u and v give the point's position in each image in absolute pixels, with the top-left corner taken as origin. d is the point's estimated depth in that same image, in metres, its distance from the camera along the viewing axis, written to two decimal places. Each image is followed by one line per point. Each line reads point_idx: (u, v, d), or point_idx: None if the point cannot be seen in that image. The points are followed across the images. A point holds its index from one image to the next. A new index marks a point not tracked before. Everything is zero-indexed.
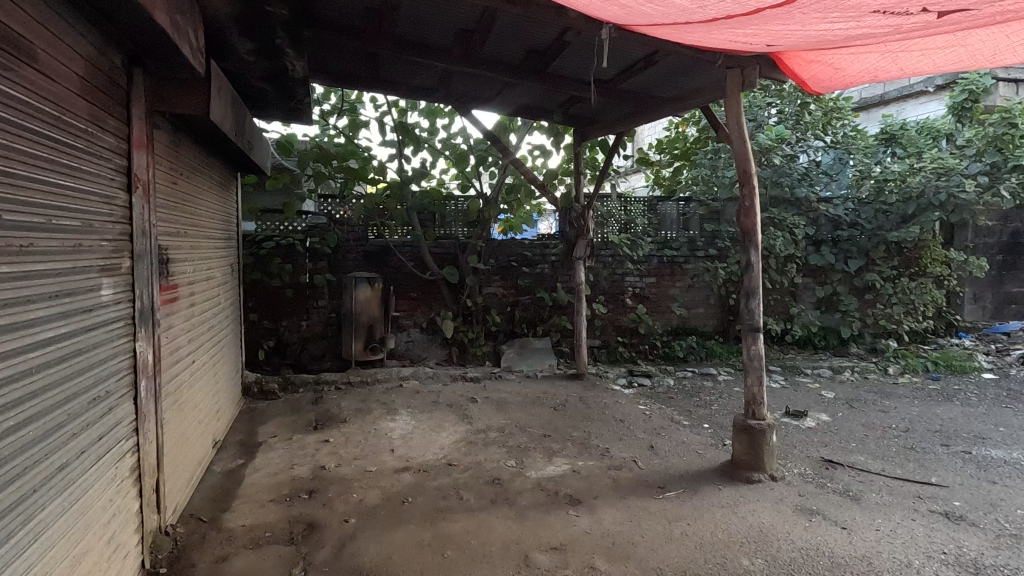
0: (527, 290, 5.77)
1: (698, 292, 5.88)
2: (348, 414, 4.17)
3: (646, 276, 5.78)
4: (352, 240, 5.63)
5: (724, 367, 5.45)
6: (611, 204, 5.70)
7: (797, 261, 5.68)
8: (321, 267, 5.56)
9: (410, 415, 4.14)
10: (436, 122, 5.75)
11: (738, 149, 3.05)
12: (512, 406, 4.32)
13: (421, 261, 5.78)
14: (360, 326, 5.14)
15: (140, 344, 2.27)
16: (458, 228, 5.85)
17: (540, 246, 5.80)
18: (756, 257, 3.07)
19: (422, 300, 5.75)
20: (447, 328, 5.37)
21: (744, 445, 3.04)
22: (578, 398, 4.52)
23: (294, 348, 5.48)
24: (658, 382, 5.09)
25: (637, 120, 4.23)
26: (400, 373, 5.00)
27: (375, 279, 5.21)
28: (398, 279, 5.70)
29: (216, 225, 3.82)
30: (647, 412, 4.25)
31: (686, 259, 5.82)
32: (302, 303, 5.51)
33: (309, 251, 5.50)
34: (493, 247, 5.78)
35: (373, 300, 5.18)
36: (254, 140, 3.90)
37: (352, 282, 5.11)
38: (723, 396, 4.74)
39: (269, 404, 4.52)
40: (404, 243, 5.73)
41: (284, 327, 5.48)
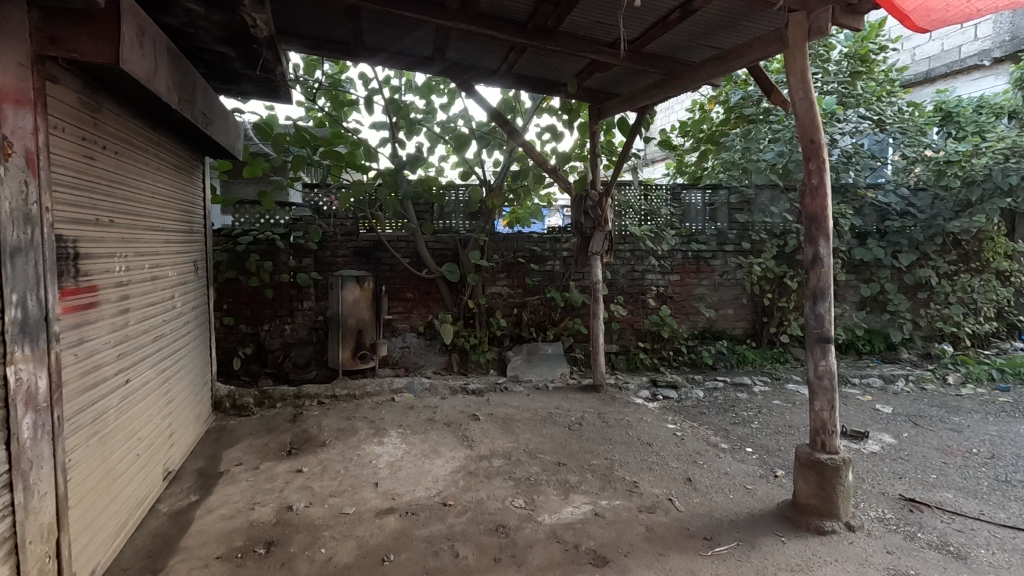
0: (535, 289, 5.17)
1: (727, 291, 5.25)
2: (328, 435, 3.58)
3: (669, 273, 5.17)
4: (340, 234, 5.07)
5: (758, 376, 4.83)
6: (630, 192, 5.09)
7: (841, 256, 5.03)
8: (305, 265, 5.00)
9: (401, 436, 3.56)
10: (433, 102, 5.14)
11: (804, 114, 2.41)
12: (520, 425, 3.73)
13: (417, 258, 5.21)
14: (348, 330, 4.56)
15: (19, 369, 1.69)
16: (459, 220, 5.26)
17: (551, 240, 5.18)
18: (826, 249, 2.43)
19: (419, 301, 5.17)
20: (446, 333, 4.72)
21: (811, 485, 2.42)
22: (596, 415, 3.90)
23: (275, 355, 4.91)
24: (686, 395, 4.47)
25: (666, 90, 3.60)
26: (392, 386, 4.38)
27: (365, 277, 4.61)
28: (392, 278, 5.13)
29: (171, 215, 3.22)
30: (678, 433, 3.63)
31: (714, 255, 5.19)
32: (285, 305, 4.97)
33: (293, 248, 4.96)
34: (498, 242, 5.13)
35: (362, 302, 4.59)
36: (216, 115, 3.31)
37: (338, 281, 4.52)
38: (763, 411, 4.12)
39: (240, 422, 3.94)
40: (398, 239, 5.17)
41: (265, 331, 4.94)
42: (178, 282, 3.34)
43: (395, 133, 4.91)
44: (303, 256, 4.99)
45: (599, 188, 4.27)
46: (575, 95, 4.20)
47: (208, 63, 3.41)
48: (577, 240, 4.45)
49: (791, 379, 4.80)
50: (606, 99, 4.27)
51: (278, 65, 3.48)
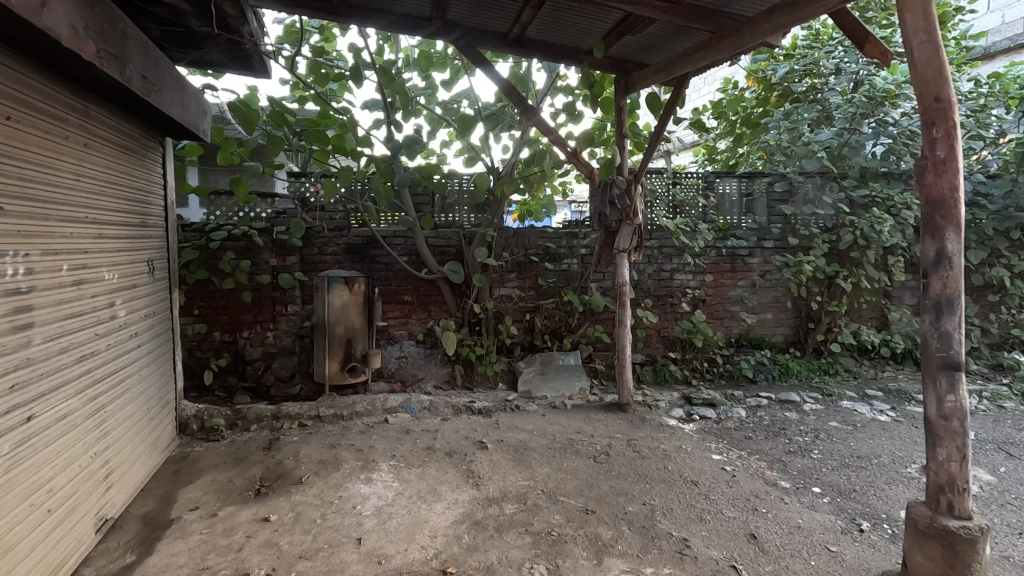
0: (550, 292, 4.56)
1: (767, 293, 4.64)
2: (306, 469, 2.98)
3: (702, 273, 4.57)
4: (329, 230, 4.50)
5: (806, 392, 4.21)
6: (659, 181, 4.50)
7: (901, 253, 4.40)
8: (289, 264, 4.44)
9: (394, 470, 2.96)
10: (434, 79, 4.53)
11: (925, 61, 1.79)
12: (536, 456, 3.12)
13: (416, 257, 4.64)
14: (336, 339, 3.98)
15: None
16: (463, 213, 4.67)
17: (568, 236, 4.57)
18: (956, 243, 1.80)
19: (418, 304, 4.59)
20: (447, 343, 4.09)
21: (935, 562, 1.80)
22: (626, 442, 3.29)
23: (254, 366, 4.35)
24: (726, 416, 3.86)
25: (711, 54, 2.98)
26: (385, 405, 3.79)
27: (356, 278, 4.01)
28: (388, 279, 4.55)
29: (110, 203, 2.63)
30: (727, 466, 3.02)
31: (751, 252, 4.58)
32: (266, 309, 4.40)
33: (276, 246, 4.39)
34: (508, 239, 4.53)
35: (351, 307, 4.00)
36: (166, 82, 2.71)
37: (324, 282, 3.93)
38: (821, 437, 3.49)
39: (207, 450, 3.35)
40: (394, 234, 4.59)
41: (244, 339, 4.38)
42: (123, 287, 2.76)
43: (390, 114, 4.32)
44: (287, 254, 4.42)
45: (626, 174, 3.65)
46: (599, 64, 3.58)
47: (158, 18, 2.81)
48: (599, 236, 3.83)
49: (844, 395, 4.17)
50: (635, 69, 3.65)
51: (244, 23, 2.87)
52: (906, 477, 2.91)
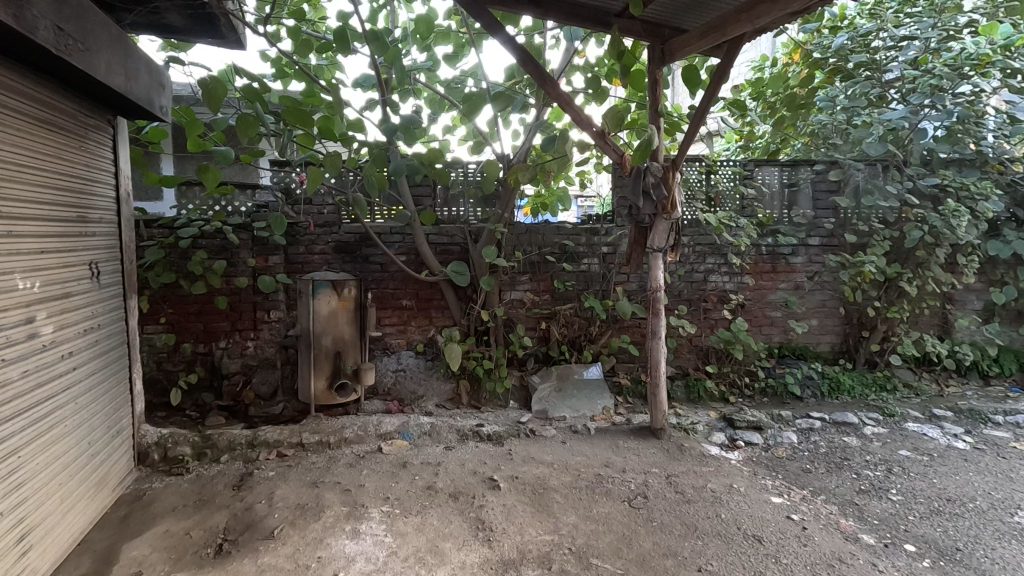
0: (567, 296, 4.02)
1: (812, 296, 4.13)
2: (280, 516, 2.45)
3: (740, 274, 4.08)
4: (317, 226, 4.00)
5: (863, 411, 3.67)
6: (692, 171, 3.99)
7: (970, 251, 3.85)
8: (273, 265, 3.95)
9: (386, 519, 2.43)
10: (437, 53, 3.96)
11: None
12: (559, 499, 2.58)
13: (416, 257, 4.12)
14: (323, 352, 3.45)
15: None
16: (468, 206, 4.15)
17: (587, 232, 4.03)
18: None
19: (418, 311, 4.08)
20: (451, 358, 3.55)
21: None
22: (665, 480, 2.76)
23: (231, 381, 3.83)
24: (776, 443, 3.33)
25: (775, 11, 2.42)
26: (380, 430, 3.26)
27: (346, 280, 3.47)
28: (384, 281, 4.05)
29: (29, 193, 2.10)
30: (793, 513, 2.48)
31: (794, 250, 4.09)
32: (246, 316, 3.90)
33: (256, 244, 3.89)
34: (519, 236, 3.99)
35: (340, 315, 3.47)
36: (98, 42, 2.17)
37: (309, 286, 3.39)
38: (896, 471, 2.94)
39: (166, 487, 2.83)
40: (390, 231, 4.07)
41: (221, 349, 3.88)
42: (48, 298, 2.22)
43: (384, 92, 3.75)
44: (270, 254, 3.92)
45: (661, 160, 3.10)
46: (630, 28, 3.02)
47: None
48: (630, 232, 3.24)
49: (908, 415, 3.62)
50: (673, 35, 3.10)
51: None
52: (1017, 530, 2.36)
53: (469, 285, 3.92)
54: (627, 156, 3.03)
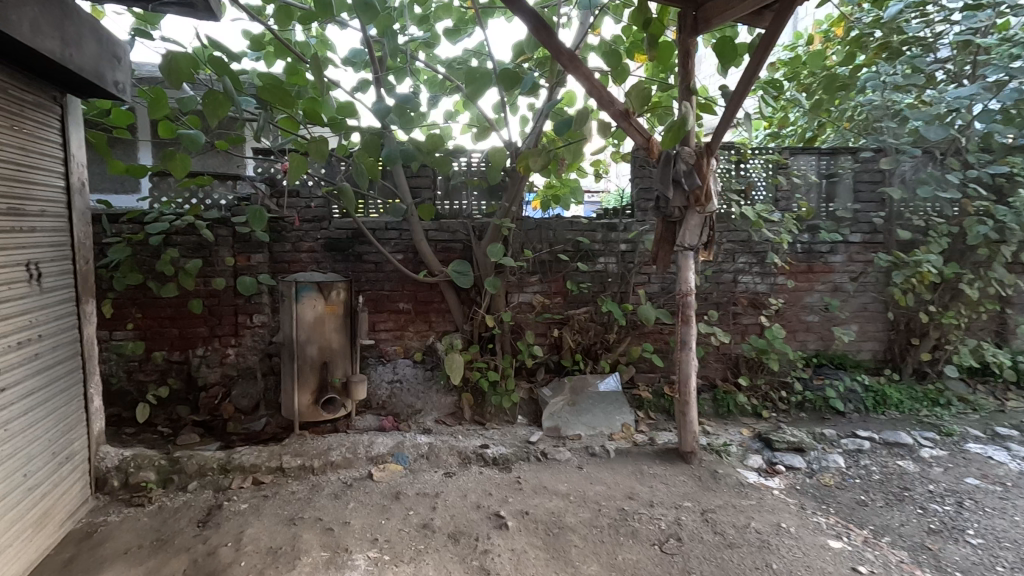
0: (581, 299, 3.63)
1: (852, 299, 3.74)
2: (246, 564, 2.06)
3: (774, 275, 3.69)
4: (303, 221, 3.64)
5: (917, 430, 3.25)
6: (720, 160, 3.60)
7: None
8: (256, 264, 3.59)
9: (372, 568, 2.03)
10: (437, 29, 3.56)
11: None
12: (576, 542, 2.18)
13: (414, 256, 3.74)
14: (309, 364, 3.07)
15: None
16: (471, 199, 3.79)
17: (604, 228, 3.63)
18: None
19: (417, 314, 3.72)
20: (452, 370, 3.15)
21: None
22: (702, 518, 2.35)
23: (209, 393, 3.47)
24: (821, 468, 2.91)
25: None
26: (371, 453, 2.87)
27: (334, 282, 3.08)
28: (379, 283, 3.69)
29: None
30: (860, 563, 2.06)
31: (833, 248, 3.70)
32: (227, 320, 3.55)
33: (238, 241, 3.54)
34: (527, 232, 3.61)
35: (328, 322, 3.08)
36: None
37: (292, 290, 2.99)
38: (969, 505, 2.52)
39: (122, 522, 2.44)
40: (385, 227, 3.69)
41: (199, 357, 3.52)
42: None
43: (378, 71, 3.34)
44: (252, 252, 3.57)
45: (694, 145, 2.69)
46: None
47: None
48: (657, 227, 2.84)
49: (969, 435, 3.20)
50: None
51: None
52: None
53: (472, 286, 3.53)
54: (656, 140, 2.67)
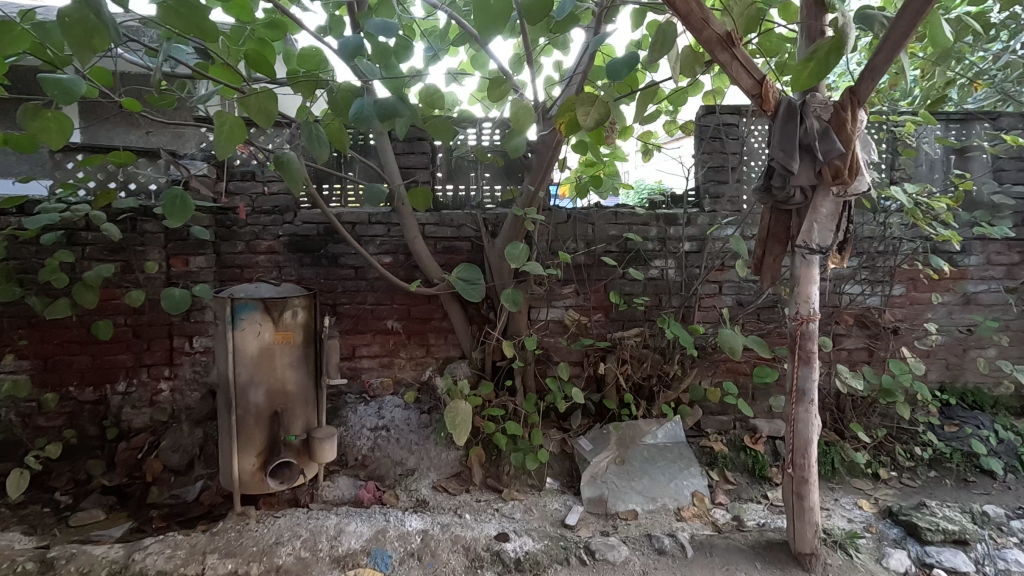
0: (629, 317, 2.72)
1: (993, 316, 2.78)
2: None
3: (889, 283, 2.73)
4: (256, 212, 2.80)
5: None
6: None
7: None
8: (198, 269, 2.75)
9: None
10: None
11: None
12: None
13: (406, 259, 2.85)
14: (255, 415, 2.17)
15: None
16: (482, 183, 2.90)
17: (659, 221, 2.72)
18: None
19: (411, 336, 2.86)
20: (454, 428, 2.17)
21: None
22: None
23: (131, 444, 2.59)
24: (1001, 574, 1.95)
25: None
26: (337, 552, 1.96)
27: (289, 299, 2.17)
28: (361, 294, 2.84)
29: None
30: None
31: (968, 247, 2.75)
32: (158, 345, 2.69)
33: (171, 238, 2.70)
34: (556, 226, 2.70)
35: (281, 354, 2.18)
36: None
37: (226, 310, 2.09)
38: None
39: None
40: (367, 220, 2.83)
41: (120, 396, 2.66)
42: None
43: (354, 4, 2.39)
44: (193, 253, 2.73)
45: (826, 95, 1.74)
46: None
47: None
48: (761, 219, 1.89)
49: None
50: None
51: None
52: None
53: (480, 301, 2.59)
54: (771, 83, 1.69)
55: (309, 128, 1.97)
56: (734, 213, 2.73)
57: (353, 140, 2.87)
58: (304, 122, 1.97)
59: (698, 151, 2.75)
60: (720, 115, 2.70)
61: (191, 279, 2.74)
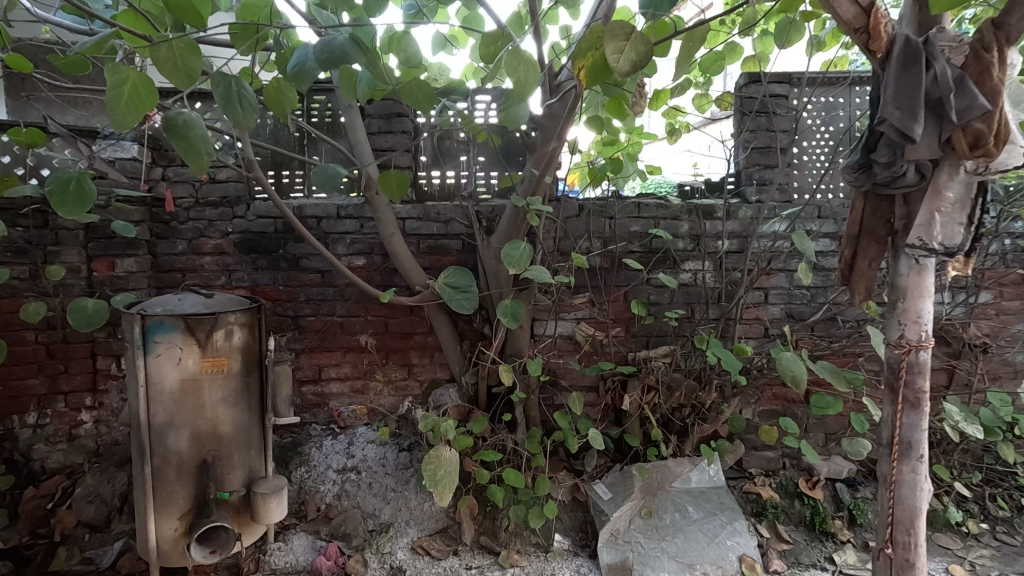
0: (654, 332, 2.22)
1: None
2: None
3: (975, 290, 2.22)
4: (200, 204, 2.30)
5: None
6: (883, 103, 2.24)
7: None
8: (126, 273, 2.24)
9: None
10: None
11: None
12: None
13: (383, 260, 2.34)
14: (176, 466, 1.67)
15: None
16: (475, 169, 2.40)
17: (692, 214, 2.22)
18: None
19: (388, 354, 2.36)
20: (432, 485, 1.65)
21: None
22: None
23: (41, 490, 2.06)
24: None
25: None
26: None
27: (221, 316, 1.66)
28: (328, 304, 2.34)
29: None
30: None
31: None
32: (77, 368, 2.20)
33: (94, 236, 2.21)
34: (565, 221, 2.20)
35: (212, 387, 1.67)
36: None
37: (135, 331, 1.59)
38: None
39: None
40: (336, 214, 2.33)
41: (30, 430, 2.18)
42: None
43: None
44: (120, 255, 2.23)
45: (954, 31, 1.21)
46: None
47: None
48: (852, 209, 1.38)
49: None
50: None
51: None
52: None
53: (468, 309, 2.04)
54: (882, 12, 1.17)
55: (225, 84, 1.28)
56: (783, 204, 2.23)
57: (318, 116, 2.37)
58: (218, 76, 1.28)
59: (740, 129, 2.25)
60: (767, 85, 2.21)
61: (119, 286, 2.25)
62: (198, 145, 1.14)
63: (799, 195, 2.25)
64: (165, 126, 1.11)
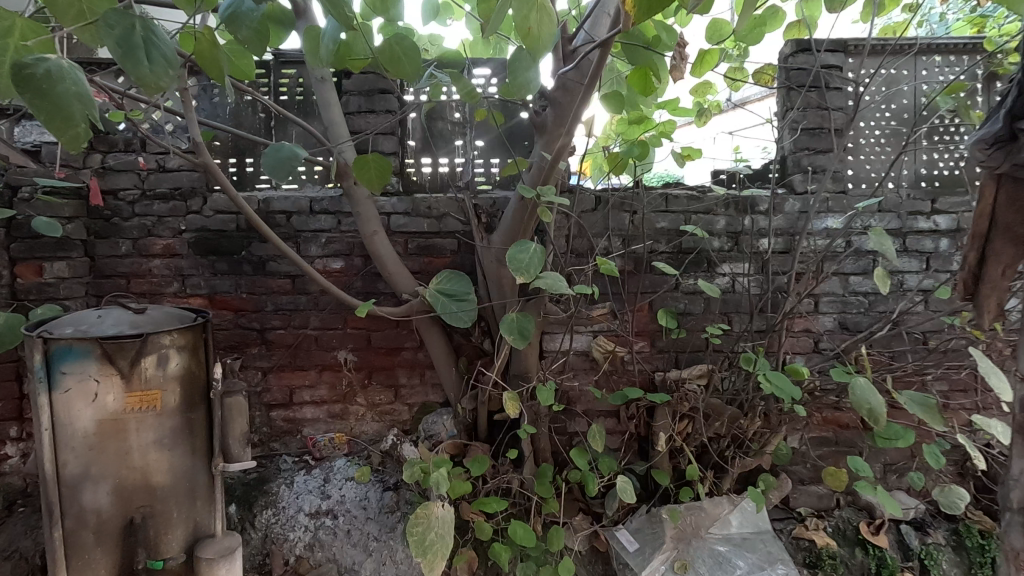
0: (685, 347, 1.89)
1: None
2: None
3: None
4: (147, 198, 1.95)
5: None
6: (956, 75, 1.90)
7: None
8: (56, 280, 1.88)
9: None
10: None
11: None
12: None
13: (364, 263, 1.99)
14: (96, 529, 1.32)
15: None
16: (473, 156, 2.05)
17: (729, 207, 1.88)
18: None
19: (372, 374, 2.02)
20: (420, 552, 1.31)
21: None
22: None
23: None
24: None
25: None
26: None
27: (151, 338, 1.31)
28: (300, 315, 1.99)
29: None
30: None
31: None
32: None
33: (18, 236, 1.85)
34: (580, 216, 1.86)
35: (141, 428, 1.32)
36: None
37: (35, 360, 1.24)
38: None
39: None
40: (308, 208, 1.97)
41: None
42: None
43: None
44: (49, 257, 1.87)
45: None
46: None
47: None
48: (979, 198, 1.03)
49: None
50: None
51: None
52: None
53: (461, 321, 1.68)
54: None
55: (125, 28, 0.92)
56: (837, 196, 1.89)
57: (288, 93, 2.02)
58: (113, 14, 0.91)
59: (787, 107, 1.91)
60: (820, 54, 1.86)
61: (49, 295, 1.89)
62: (65, 106, 0.78)
63: (854, 184, 1.91)
64: (16, 80, 0.75)
